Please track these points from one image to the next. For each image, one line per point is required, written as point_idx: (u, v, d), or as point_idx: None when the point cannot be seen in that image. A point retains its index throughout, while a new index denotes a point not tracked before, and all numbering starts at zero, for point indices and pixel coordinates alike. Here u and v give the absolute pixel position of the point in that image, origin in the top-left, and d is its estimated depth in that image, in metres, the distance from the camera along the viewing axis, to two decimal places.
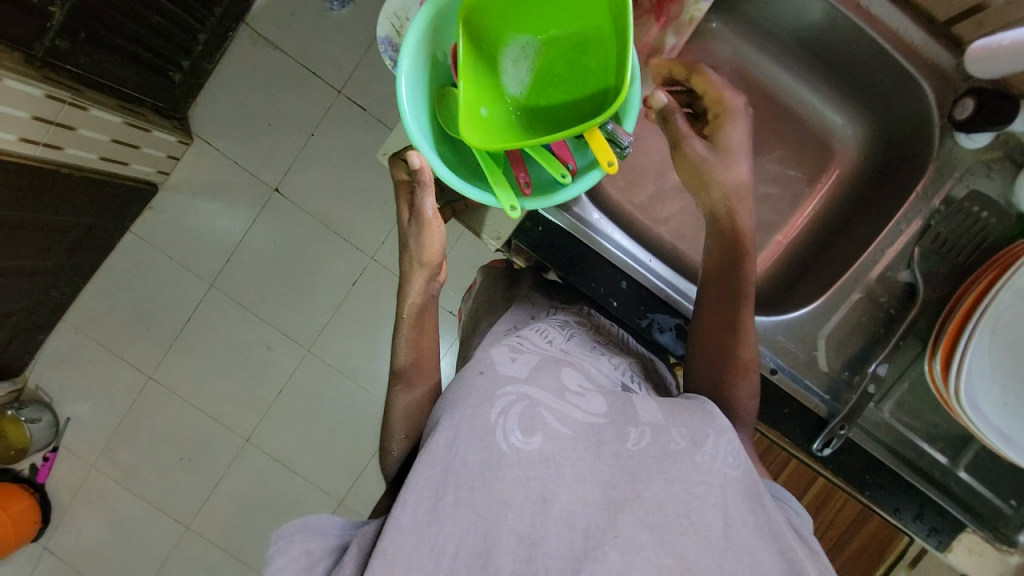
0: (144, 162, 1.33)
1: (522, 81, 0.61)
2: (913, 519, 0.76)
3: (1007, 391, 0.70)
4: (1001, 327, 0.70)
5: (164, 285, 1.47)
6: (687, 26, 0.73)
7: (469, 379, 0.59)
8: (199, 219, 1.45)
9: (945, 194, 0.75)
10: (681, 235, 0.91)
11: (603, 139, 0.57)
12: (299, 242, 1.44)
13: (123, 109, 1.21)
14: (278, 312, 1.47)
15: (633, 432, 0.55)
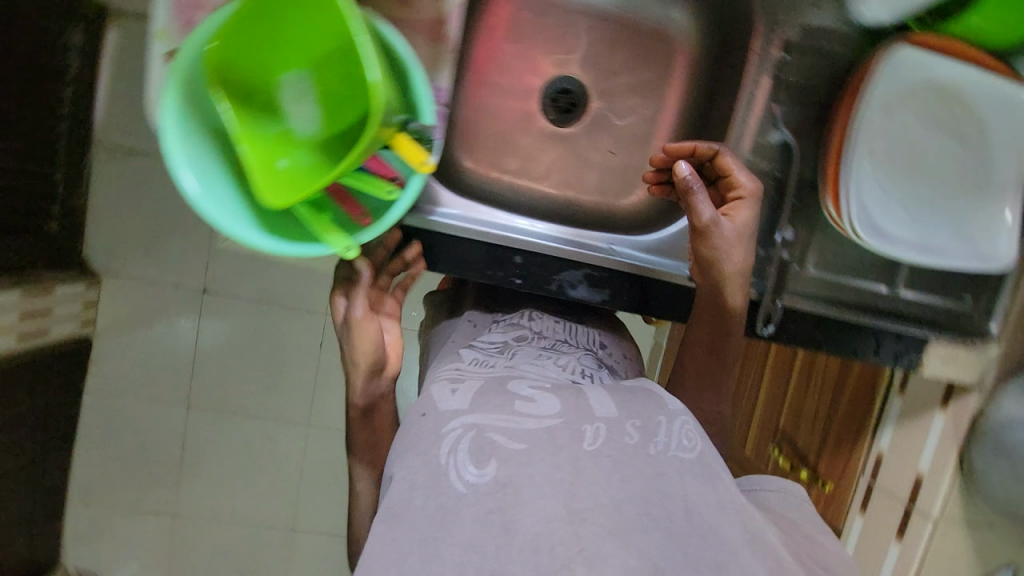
0: (64, 321, 1.28)
1: (312, 118, 0.55)
2: (873, 353, 0.79)
3: (909, 203, 0.68)
4: (879, 145, 0.68)
5: (144, 429, 1.44)
6: None
7: (413, 423, 0.57)
8: (143, 355, 1.40)
9: (783, 42, 0.71)
10: (566, 182, 0.88)
11: (406, 143, 0.54)
12: (247, 330, 1.42)
13: (16, 281, 1.15)
14: (263, 405, 1.46)
15: (588, 430, 0.53)
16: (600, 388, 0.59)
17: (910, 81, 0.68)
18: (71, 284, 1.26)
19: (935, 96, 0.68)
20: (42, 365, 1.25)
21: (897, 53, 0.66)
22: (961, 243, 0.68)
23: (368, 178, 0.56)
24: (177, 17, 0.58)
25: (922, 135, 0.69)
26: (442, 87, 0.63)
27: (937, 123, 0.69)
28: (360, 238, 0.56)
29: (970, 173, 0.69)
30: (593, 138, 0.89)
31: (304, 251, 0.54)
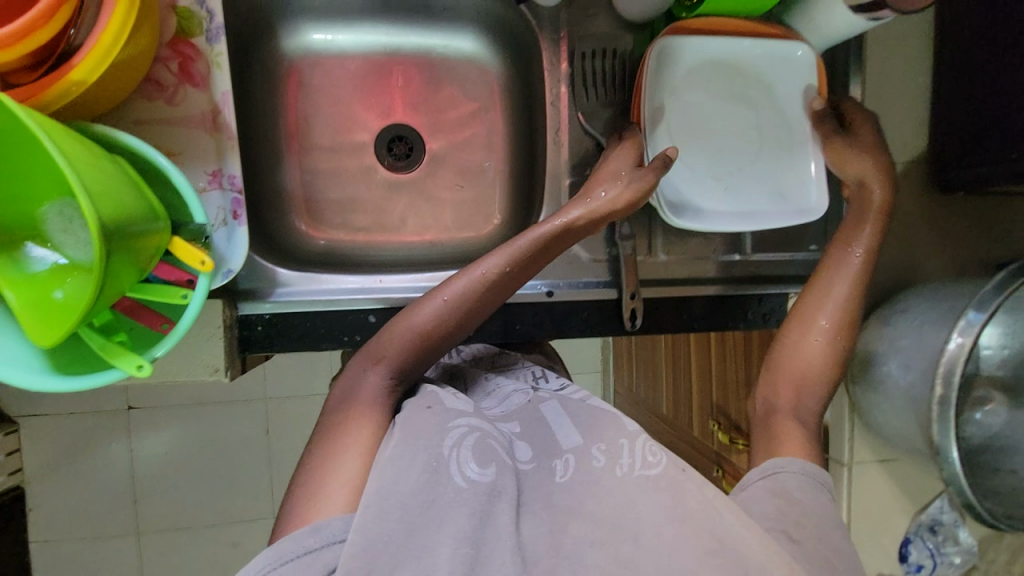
0: None
1: (83, 242, 0.52)
2: (743, 321, 0.80)
3: (718, 176, 0.73)
4: (673, 134, 0.72)
5: (98, 568, 1.37)
6: (221, 73, 0.62)
7: (414, 415, 0.55)
8: (76, 492, 1.34)
9: (568, 53, 0.74)
10: (423, 225, 0.86)
11: (186, 245, 0.52)
12: (184, 437, 1.38)
13: None
14: (220, 508, 1.42)
15: (558, 462, 0.55)
16: (566, 417, 0.60)
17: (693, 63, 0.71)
18: None
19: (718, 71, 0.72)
20: None
21: (662, 46, 0.69)
22: (774, 199, 0.73)
23: (157, 288, 0.53)
24: None
25: (715, 110, 0.73)
26: (236, 173, 0.63)
27: (729, 93, 0.73)
28: (158, 351, 0.52)
29: (769, 135, 0.74)
30: (438, 176, 0.88)
31: (104, 379, 0.51)
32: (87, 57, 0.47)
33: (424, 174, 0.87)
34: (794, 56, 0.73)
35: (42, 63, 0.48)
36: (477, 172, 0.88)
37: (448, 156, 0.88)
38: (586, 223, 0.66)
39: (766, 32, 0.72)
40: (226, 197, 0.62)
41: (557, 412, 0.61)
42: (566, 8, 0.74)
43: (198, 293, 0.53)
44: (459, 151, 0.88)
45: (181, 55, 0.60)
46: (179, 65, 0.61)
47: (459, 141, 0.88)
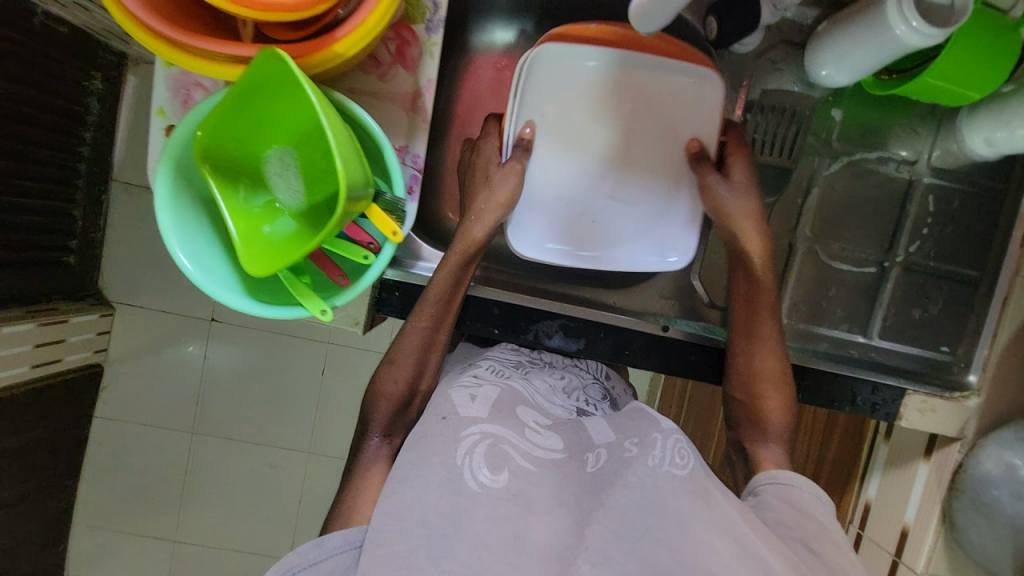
0: (78, 351, 1.29)
1: (295, 188, 0.59)
2: (850, 404, 0.79)
3: (577, 215, 0.73)
4: (550, 158, 0.72)
5: (149, 452, 1.46)
6: (432, 62, 0.66)
7: (431, 423, 0.57)
8: (151, 380, 1.43)
9: (745, 103, 0.76)
10: None
11: (383, 213, 0.58)
12: (253, 356, 1.45)
13: (35, 314, 1.15)
14: (266, 431, 1.48)
15: (591, 455, 0.58)
16: (598, 420, 0.63)
17: (569, 82, 0.70)
18: (83, 315, 1.27)
19: (547, 119, 0.71)
20: (54, 390, 1.25)
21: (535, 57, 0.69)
22: (636, 222, 0.73)
23: (347, 244, 0.59)
24: (174, 97, 0.64)
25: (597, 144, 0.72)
26: (420, 153, 0.68)
27: (607, 112, 0.71)
28: (338, 300, 0.59)
29: (664, 167, 0.72)
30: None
31: (288, 314, 0.57)
32: (349, 34, 0.52)
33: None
34: (699, 82, 0.70)
35: (309, 29, 0.54)
36: None
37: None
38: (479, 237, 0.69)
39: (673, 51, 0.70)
40: (406, 172, 0.67)
41: (597, 423, 0.63)
42: (754, 58, 0.75)
43: (381, 259, 0.59)
44: None
45: (400, 38, 0.66)
46: (397, 47, 0.66)
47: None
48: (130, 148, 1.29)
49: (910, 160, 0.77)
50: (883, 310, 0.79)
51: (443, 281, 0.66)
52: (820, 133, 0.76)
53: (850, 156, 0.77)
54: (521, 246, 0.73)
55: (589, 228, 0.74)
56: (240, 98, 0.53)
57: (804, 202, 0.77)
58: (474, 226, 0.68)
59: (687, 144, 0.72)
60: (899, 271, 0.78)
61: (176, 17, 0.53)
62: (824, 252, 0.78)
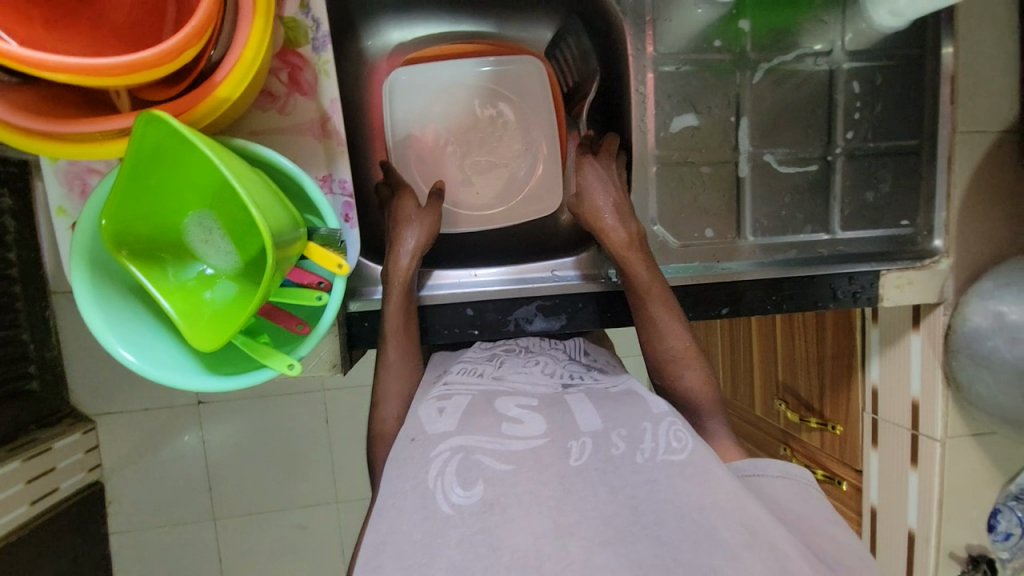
0: (70, 474, 1.21)
1: (223, 249, 0.56)
2: (833, 301, 0.79)
3: (462, 190, 0.85)
4: (431, 152, 0.85)
5: (174, 551, 1.40)
6: (329, 81, 0.63)
7: (401, 448, 0.55)
8: (151, 481, 1.36)
9: (654, 40, 0.74)
10: (496, 204, 0.85)
11: (321, 249, 0.55)
12: (251, 427, 1.39)
13: (16, 450, 1.07)
14: (285, 493, 1.43)
15: (574, 445, 0.52)
16: (583, 403, 0.58)
17: (428, 93, 0.84)
18: (64, 437, 1.20)
19: (414, 120, 0.84)
20: (58, 521, 1.17)
21: (393, 80, 0.83)
22: (516, 186, 0.86)
23: (293, 291, 0.56)
24: (69, 189, 0.60)
25: (452, 137, 0.85)
26: (346, 178, 0.65)
27: (458, 98, 0.85)
28: (303, 349, 0.56)
29: (535, 135, 0.86)
30: (490, 150, 0.85)
31: (255, 378, 0.54)
32: (230, 75, 0.49)
33: (492, 159, 0.85)
34: (521, 66, 0.85)
35: (187, 80, 0.51)
36: (553, 150, 0.86)
37: (511, 135, 0.86)
38: (408, 265, 0.70)
39: (516, 52, 0.86)
40: (338, 200, 0.64)
41: (581, 402, 0.59)
42: None
43: (332, 301, 0.56)
44: (532, 128, 0.86)
45: (290, 65, 0.62)
46: (289, 75, 0.63)
47: (520, 118, 0.86)
48: None
49: (826, 52, 0.77)
50: (839, 203, 0.79)
51: (395, 314, 0.68)
52: (733, 48, 0.76)
53: (769, 63, 0.77)
54: None
55: (476, 198, 0.86)
56: (134, 172, 0.49)
57: (737, 116, 0.77)
58: (405, 255, 0.70)
59: (543, 113, 0.86)
60: (844, 159, 0.79)
61: (41, 102, 0.49)
62: (770, 161, 0.78)
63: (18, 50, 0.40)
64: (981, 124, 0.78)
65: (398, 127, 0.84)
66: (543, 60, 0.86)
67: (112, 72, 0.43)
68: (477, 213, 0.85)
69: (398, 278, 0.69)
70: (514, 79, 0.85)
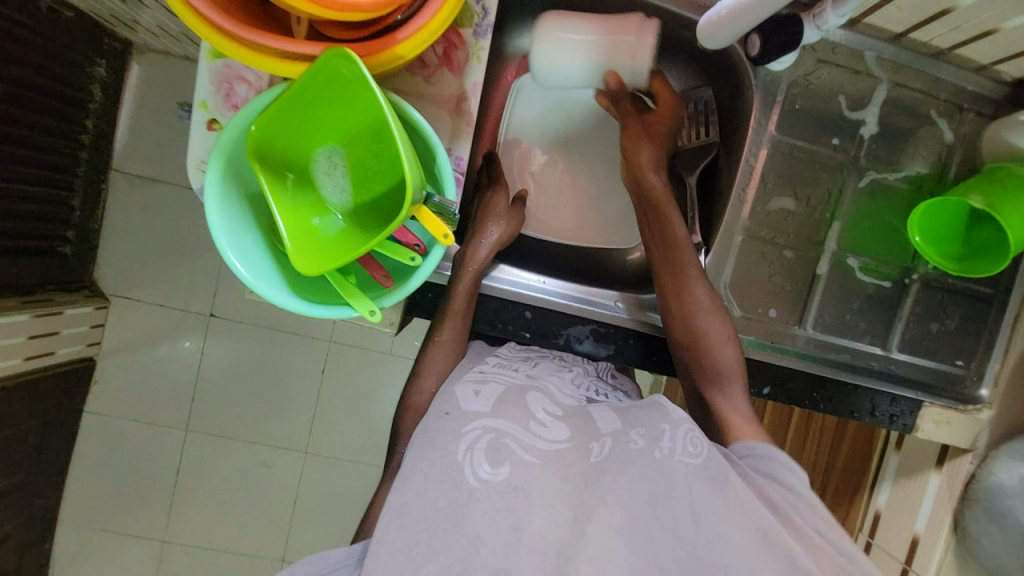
0: (71, 343, 1.25)
1: (343, 187, 0.59)
2: (869, 415, 0.80)
3: (550, 203, 0.89)
4: (531, 160, 0.90)
5: (139, 449, 1.41)
6: (478, 66, 0.67)
7: (433, 420, 0.58)
8: (144, 375, 1.38)
9: (776, 120, 0.77)
10: (574, 225, 0.89)
11: (430, 215, 0.57)
12: (256, 355, 1.41)
13: (29, 304, 1.12)
14: (265, 428, 1.43)
15: (595, 446, 0.57)
16: (605, 409, 0.62)
17: (551, 101, 0.89)
18: (79, 306, 1.24)
19: (528, 125, 0.90)
20: (46, 382, 1.20)
21: (520, 82, 0.88)
22: (601, 215, 0.90)
23: (394, 244, 0.59)
24: (217, 89, 0.64)
25: (556, 153, 0.90)
26: (463, 156, 0.68)
27: (573, 119, 0.89)
28: (385, 301, 0.58)
29: None
30: (587, 170, 0.90)
31: (336, 314, 0.56)
32: (411, 38, 0.53)
33: (585, 183, 0.90)
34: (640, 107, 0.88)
35: (367, 29, 0.54)
36: None
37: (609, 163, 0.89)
38: (485, 256, 0.73)
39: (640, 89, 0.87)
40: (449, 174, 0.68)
41: (603, 410, 0.62)
42: (787, 75, 0.77)
43: (429, 262, 0.59)
44: None
45: (447, 41, 0.66)
46: (443, 50, 0.66)
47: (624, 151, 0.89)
48: (135, 135, 1.26)
49: (930, 181, 0.79)
50: (903, 324, 0.81)
51: (462, 296, 0.72)
52: (848, 150, 0.78)
53: (874, 174, 0.79)
54: None
55: (559, 214, 0.90)
56: (300, 95, 0.53)
57: (832, 214, 0.79)
58: (484, 246, 0.74)
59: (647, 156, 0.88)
60: (919, 286, 0.80)
61: (233, 6, 0.54)
62: (850, 264, 0.80)
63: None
64: None
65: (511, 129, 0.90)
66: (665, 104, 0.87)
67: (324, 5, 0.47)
68: (554, 228, 0.89)
69: (472, 260, 0.73)
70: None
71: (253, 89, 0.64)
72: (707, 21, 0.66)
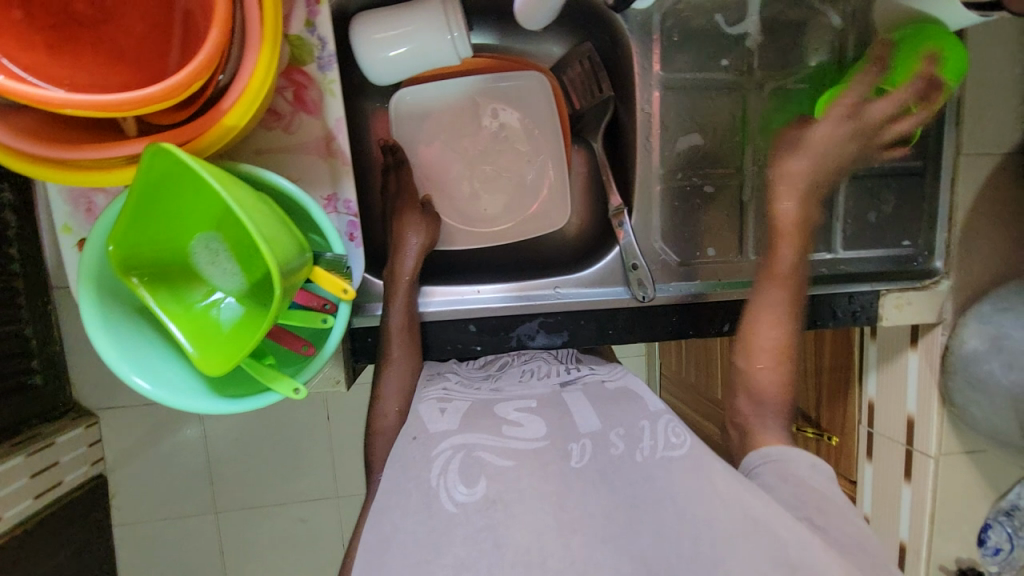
0: (73, 468, 1.19)
1: (229, 272, 0.56)
2: (831, 320, 0.80)
3: (468, 205, 0.85)
4: (433, 167, 0.84)
5: (175, 547, 1.40)
6: (334, 100, 0.63)
7: (402, 446, 0.57)
8: (153, 476, 1.35)
9: (660, 58, 0.74)
10: (498, 218, 0.85)
11: (326, 276, 0.55)
12: (254, 425, 1.39)
13: (20, 443, 1.03)
14: (285, 491, 1.43)
15: (575, 448, 0.55)
16: (582, 403, 0.62)
17: (434, 105, 0.84)
18: (66, 432, 1.16)
19: (420, 133, 0.84)
20: (62, 515, 1.14)
21: (395, 99, 0.82)
22: (522, 201, 0.86)
23: (300, 313, 0.57)
24: (75, 207, 0.61)
25: (457, 151, 0.85)
26: (350, 197, 0.65)
27: (462, 113, 0.85)
28: (305, 375, 0.57)
29: (542, 147, 0.85)
30: (497, 162, 0.86)
31: (264, 401, 0.56)
32: (236, 103, 0.49)
33: (497, 171, 0.86)
34: (525, 84, 0.84)
35: (193, 107, 0.51)
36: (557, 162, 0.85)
37: (512, 149, 0.86)
38: (413, 265, 0.72)
39: (518, 66, 0.84)
40: (342, 220, 0.65)
41: (579, 402, 0.62)
42: (660, 9, 0.73)
43: (339, 321, 0.57)
44: (537, 139, 0.85)
45: (294, 83, 0.62)
46: (293, 93, 0.63)
47: (525, 132, 0.85)
48: None
49: (833, 71, 0.77)
50: (842, 223, 0.80)
51: (400, 313, 0.69)
52: (740, 66, 0.75)
53: (775, 82, 0.76)
54: None
55: (482, 213, 0.86)
56: (142, 199, 0.49)
57: (743, 136, 0.77)
58: (410, 257, 0.72)
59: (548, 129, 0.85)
60: (848, 180, 0.79)
61: (46, 125, 0.49)
62: None
63: (47, 93, 0.41)
64: (986, 146, 0.78)
65: (403, 137, 0.83)
66: (547, 74, 0.84)
67: (120, 108, 0.43)
68: (479, 229, 0.85)
69: (402, 277, 0.71)
70: (519, 94, 0.85)
71: (109, 197, 0.60)
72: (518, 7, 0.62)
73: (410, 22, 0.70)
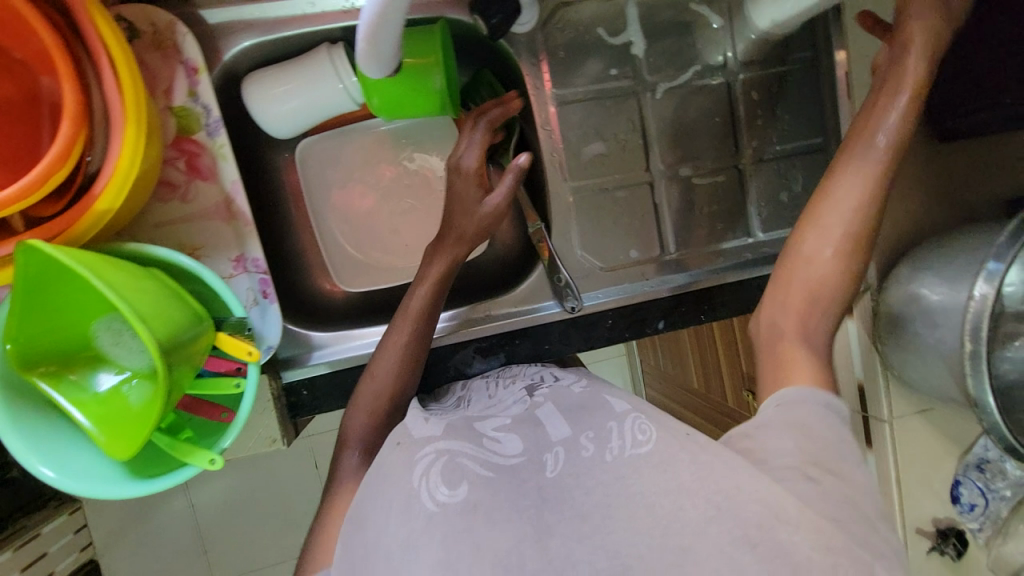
0: (62, 558, 1.12)
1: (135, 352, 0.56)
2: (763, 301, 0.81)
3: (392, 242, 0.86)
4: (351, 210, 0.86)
5: None
6: (228, 163, 0.64)
7: (386, 453, 0.55)
8: (142, 558, 1.31)
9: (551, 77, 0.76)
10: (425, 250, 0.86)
11: (230, 340, 0.56)
12: (240, 489, 1.35)
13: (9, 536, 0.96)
14: (282, 552, 1.39)
15: (548, 457, 0.52)
16: (555, 410, 0.58)
17: (342, 149, 0.85)
18: (50, 519, 1.09)
19: (333, 177, 0.85)
20: None
21: (299, 148, 0.84)
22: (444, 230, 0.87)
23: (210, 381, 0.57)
24: None
25: (375, 192, 0.86)
26: (259, 256, 0.65)
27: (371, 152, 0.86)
28: (224, 441, 0.56)
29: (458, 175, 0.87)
30: (415, 194, 0.86)
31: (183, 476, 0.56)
32: (109, 184, 0.50)
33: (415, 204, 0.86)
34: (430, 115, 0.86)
35: (71, 194, 0.51)
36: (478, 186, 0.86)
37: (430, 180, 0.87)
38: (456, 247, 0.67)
39: None
40: (253, 279, 0.65)
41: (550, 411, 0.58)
42: (541, 30, 0.75)
43: (250, 383, 0.57)
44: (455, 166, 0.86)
45: (187, 151, 0.63)
46: (186, 161, 0.63)
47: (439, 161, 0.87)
48: None
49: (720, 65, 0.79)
50: (756, 206, 0.81)
51: (421, 300, 0.66)
52: (631, 73, 0.78)
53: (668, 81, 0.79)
54: (348, 284, 0.85)
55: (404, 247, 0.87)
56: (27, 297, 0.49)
57: (645, 138, 0.79)
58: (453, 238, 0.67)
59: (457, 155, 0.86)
60: (753, 165, 0.81)
61: None
62: (683, 174, 0.80)
63: None
64: None
65: (317, 186, 0.85)
66: None
67: None
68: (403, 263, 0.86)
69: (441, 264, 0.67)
70: (419, 129, 0.86)
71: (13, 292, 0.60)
72: (358, 49, 0.52)
73: (300, 75, 0.71)
